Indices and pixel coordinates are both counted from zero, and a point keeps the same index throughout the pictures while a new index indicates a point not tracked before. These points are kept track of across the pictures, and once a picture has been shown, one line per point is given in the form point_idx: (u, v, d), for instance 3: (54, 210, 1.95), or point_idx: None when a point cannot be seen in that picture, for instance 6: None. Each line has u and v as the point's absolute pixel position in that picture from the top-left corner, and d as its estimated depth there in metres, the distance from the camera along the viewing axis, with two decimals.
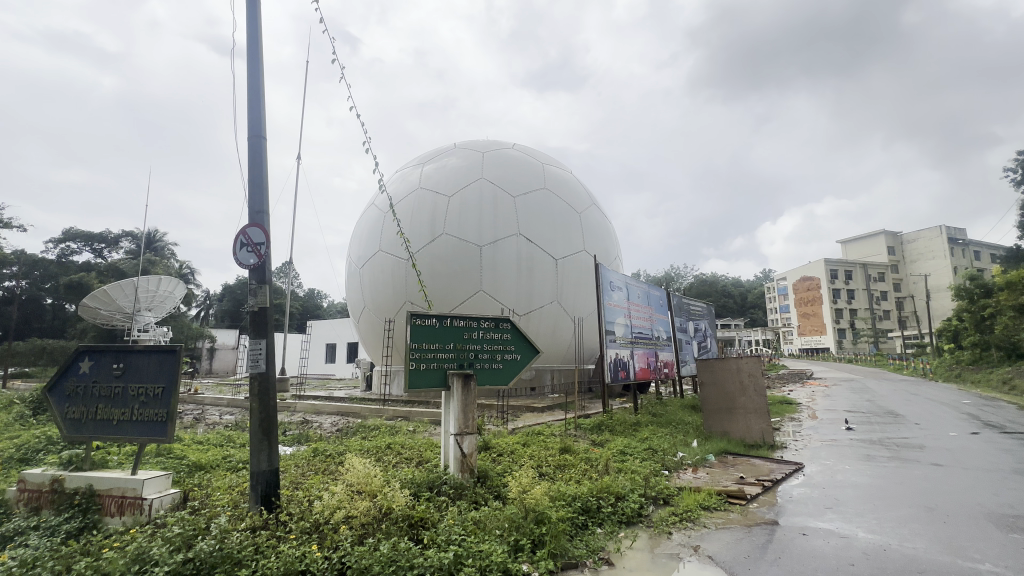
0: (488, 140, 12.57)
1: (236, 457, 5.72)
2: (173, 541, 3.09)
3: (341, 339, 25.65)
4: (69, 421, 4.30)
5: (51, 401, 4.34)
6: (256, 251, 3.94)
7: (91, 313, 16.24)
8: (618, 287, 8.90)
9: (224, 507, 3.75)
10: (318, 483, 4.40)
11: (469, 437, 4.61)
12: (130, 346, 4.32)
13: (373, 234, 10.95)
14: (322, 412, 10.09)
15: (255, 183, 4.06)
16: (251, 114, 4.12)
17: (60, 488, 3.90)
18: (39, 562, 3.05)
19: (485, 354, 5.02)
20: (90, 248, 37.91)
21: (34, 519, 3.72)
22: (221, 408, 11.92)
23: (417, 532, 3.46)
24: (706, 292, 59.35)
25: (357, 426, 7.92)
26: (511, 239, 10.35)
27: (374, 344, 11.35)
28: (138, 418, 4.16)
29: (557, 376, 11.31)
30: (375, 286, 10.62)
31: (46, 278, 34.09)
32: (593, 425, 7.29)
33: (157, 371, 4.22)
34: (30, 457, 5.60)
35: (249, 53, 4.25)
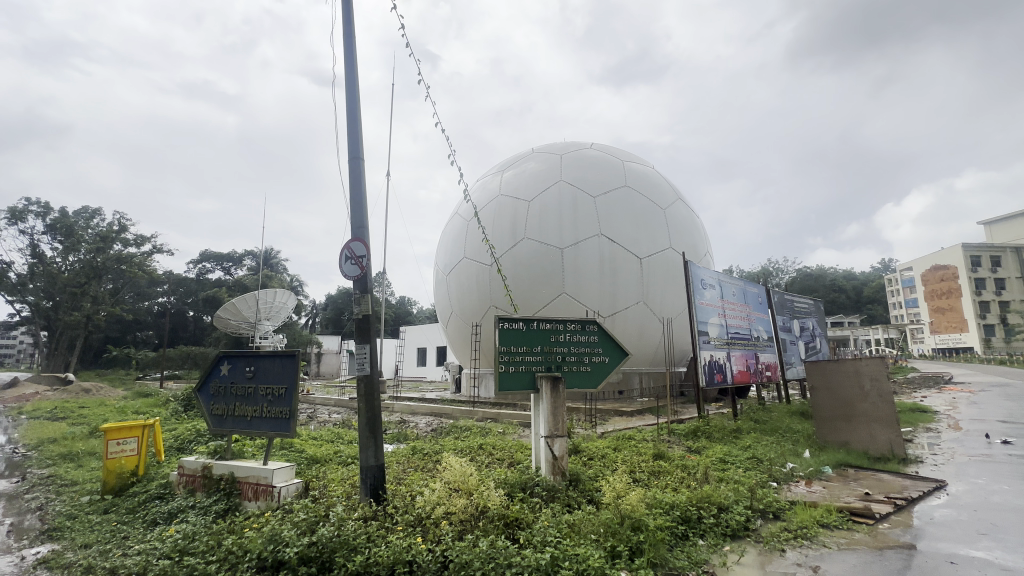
0: (566, 142, 12.53)
1: (347, 453, 6.25)
2: (300, 525, 3.47)
3: (431, 343, 26.99)
4: (214, 417, 5.01)
5: (201, 399, 5.12)
6: (359, 263, 4.31)
7: (223, 323, 18.68)
8: (711, 285, 8.39)
9: (339, 497, 4.13)
10: (419, 479, 4.68)
11: (560, 439, 4.61)
12: (258, 352, 4.92)
13: (458, 242, 11.39)
14: (417, 413, 10.67)
15: (356, 201, 4.45)
16: (350, 139, 4.53)
17: (210, 474, 4.54)
18: (197, 537, 3.60)
19: (573, 355, 5.00)
20: (221, 266, 43.86)
21: (191, 499, 4.39)
22: (330, 407, 13.08)
23: (514, 531, 3.53)
24: (812, 287, 53.79)
25: (450, 426, 8.27)
26: (593, 240, 10.23)
27: (462, 347, 11.77)
28: (267, 414, 4.71)
29: (645, 379, 10.92)
30: (461, 292, 11.03)
31: (188, 293, 39.96)
32: (688, 431, 6.94)
33: (280, 373, 4.75)
34: (185, 446, 6.60)
35: (347, 85, 4.68)
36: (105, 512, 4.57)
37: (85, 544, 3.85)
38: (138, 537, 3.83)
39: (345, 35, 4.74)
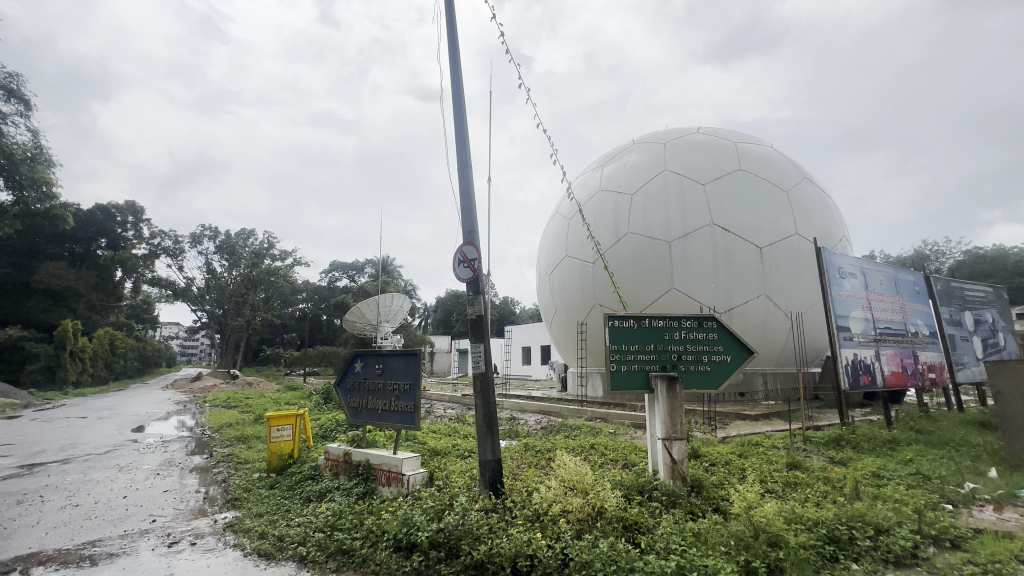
0: (669, 129, 11.84)
1: (464, 446, 6.60)
2: (429, 512, 3.73)
3: (535, 341, 27.38)
4: (352, 408, 5.61)
5: (340, 393, 5.78)
6: (471, 265, 4.53)
7: (351, 326, 20.90)
8: (851, 273, 7.35)
9: (461, 488, 4.35)
10: (534, 476, 4.76)
11: (678, 443, 4.36)
12: (386, 351, 5.40)
13: (559, 241, 11.36)
14: (527, 410, 10.90)
15: (466, 207, 4.67)
16: (459, 149, 4.77)
17: (350, 460, 5.09)
18: (344, 515, 4.06)
19: (689, 354, 4.72)
20: (347, 275, 49.10)
21: (336, 482, 4.96)
22: (445, 403, 13.92)
23: (633, 535, 3.43)
24: (987, 271, 44.43)
25: (559, 424, 8.30)
26: (704, 231, 9.55)
27: (567, 346, 11.75)
28: (396, 408, 5.13)
29: (771, 380, 9.93)
30: (565, 291, 11.01)
31: (322, 299, 45.41)
32: (827, 440, 6.16)
33: (405, 370, 5.16)
34: (328, 434, 7.51)
35: (454, 98, 4.93)
36: (272, 487, 5.36)
37: (258, 513, 4.55)
38: (297, 511, 4.43)
39: (450, 49, 5.01)
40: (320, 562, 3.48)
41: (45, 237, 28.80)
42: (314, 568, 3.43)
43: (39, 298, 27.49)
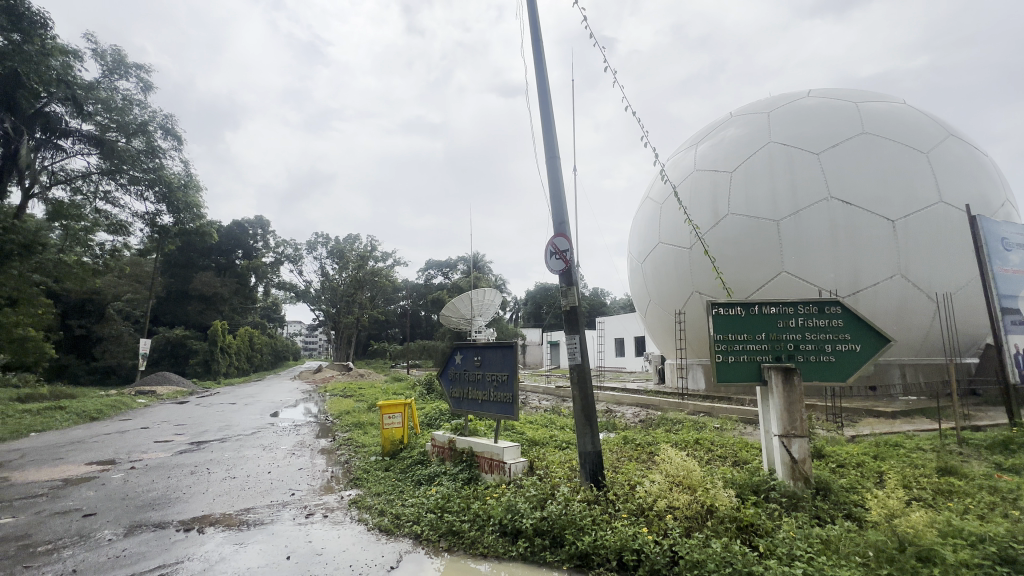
0: (774, 96, 10.72)
1: (561, 437, 6.63)
2: (532, 500, 3.80)
3: (629, 332, 26.65)
4: (454, 398, 5.91)
5: (443, 383, 6.13)
6: (563, 257, 4.53)
7: (448, 320, 22.00)
8: (1019, 245, 6.12)
9: (562, 478, 4.38)
10: (636, 469, 4.64)
11: (798, 440, 3.99)
12: (483, 344, 5.59)
13: (651, 227, 10.87)
14: (623, 403, 10.65)
15: (556, 199, 4.67)
16: (546, 141, 4.78)
17: (454, 447, 5.36)
18: (451, 499, 4.29)
19: (808, 344, 4.27)
20: (441, 272, 51.75)
21: (443, 467, 5.25)
22: (539, 394, 14.10)
23: (750, 537, 3.20)
24: None
25: (659, 418, 8.00)
26: (820, 206, 8.55)
27: (664, 336, 11.25)
28: (495, 398, 5.29)
29: (911, 372, 8.64)
30: (659, 279, 10.53)
31: (420, 296, 48.37)
32: (992, 442, 5.21)
33: (503, 362, 5.31)
34: (433, 422, 8.00)
35: (540, 90, 4.93)
36: (387, 469, 5.85)
37: (377, 493, 4.99)
38: (410, 492, 4.78)
39: (534, 41, 5.01)
40: (432, 540, 3.73)
41: (198, 251, 34.07)
42: (428, 546, 3.67)
43: (196, 302, 32.66)
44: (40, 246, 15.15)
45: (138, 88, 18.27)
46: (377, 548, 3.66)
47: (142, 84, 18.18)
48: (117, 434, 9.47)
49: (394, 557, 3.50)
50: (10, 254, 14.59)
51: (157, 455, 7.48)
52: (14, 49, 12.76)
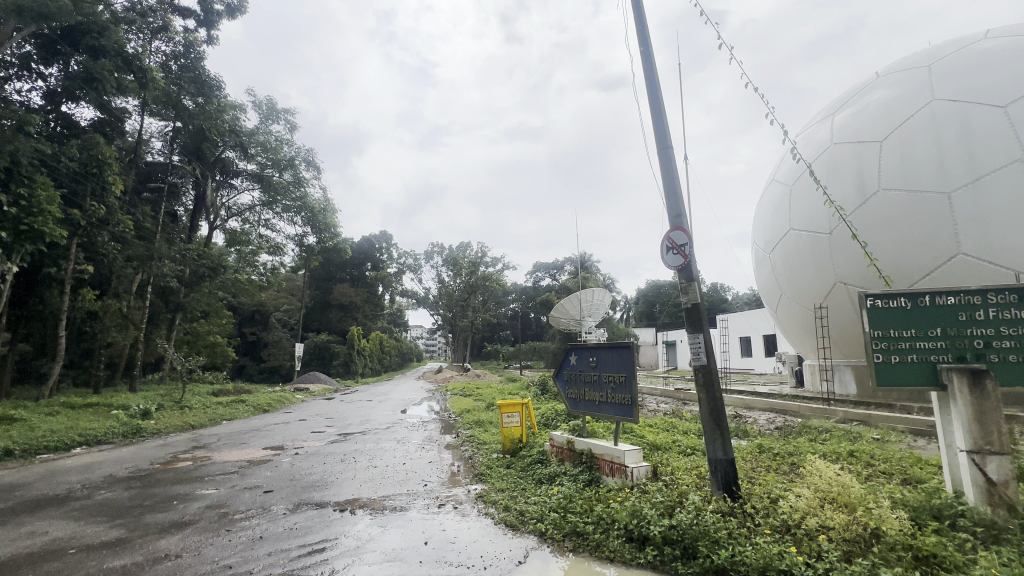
0: (937, 43, 8.93)
1: (685, 442, 6.26)
2: (659, 506, 3.64)
3: (756, 331, 24.27)
4: (570, 399, 5.93)
5: (559, 384, 6.19)
6: (681, 252, 4.30)
7: (558, 322, 22.16)
8: None
9: (690, 486, 4.12)
10: (777, 481, 4.20)
11: (996, 458, 3.28)
12: (599, 344, 5.52)
13: (779, 213, 9.78)
14: (754, 407, 9.70)
15: (670, 191, 4.44)
16: (657, 131, 4.58)
17: (573, 448, 5.36)
18: (572, 500, 4.29)
19: (1005, 340, 3.48)
20: (549, 274, 52.39)
21: (563, 467, 5.28)
22: (657, 397, 13.49)
23: (932, 570, 2.70)
24: None
25: (800, 425, 7.14)
26: (1011, 171, 6.94)
27: (800, 334, 10.03)
28: (612, 400, 5.16)
29: None
30: (792, 270, 9.43)
31: (530, 299, 49.45)
32: None
33: (619, 362, 5.18)
34: (549, 422, 8.11)
35: (647, 80, 4.73)
36: (509, 467, 6.05)
37: (501, 489, 5.18)
38: (532, 490, 4.88)
39: (639, 29, 4.82)
40: (557, 539, 3.76)
41: (336, 265, 38.75)
42: (553, 544, 3.71)
43: (337, 311, 37.22)
44: (223, 268, 18.50)
45: (286, 129, 21.38)
46: (505, 542, 3.79)
47: (290, 125, 21.26)
48: (283, 424, 11.17)
49: (522, 552, 3.60)
50: (203, 275, 18.02)
51: (314, 444, 8.65)
52: (200, 111, 15.78)
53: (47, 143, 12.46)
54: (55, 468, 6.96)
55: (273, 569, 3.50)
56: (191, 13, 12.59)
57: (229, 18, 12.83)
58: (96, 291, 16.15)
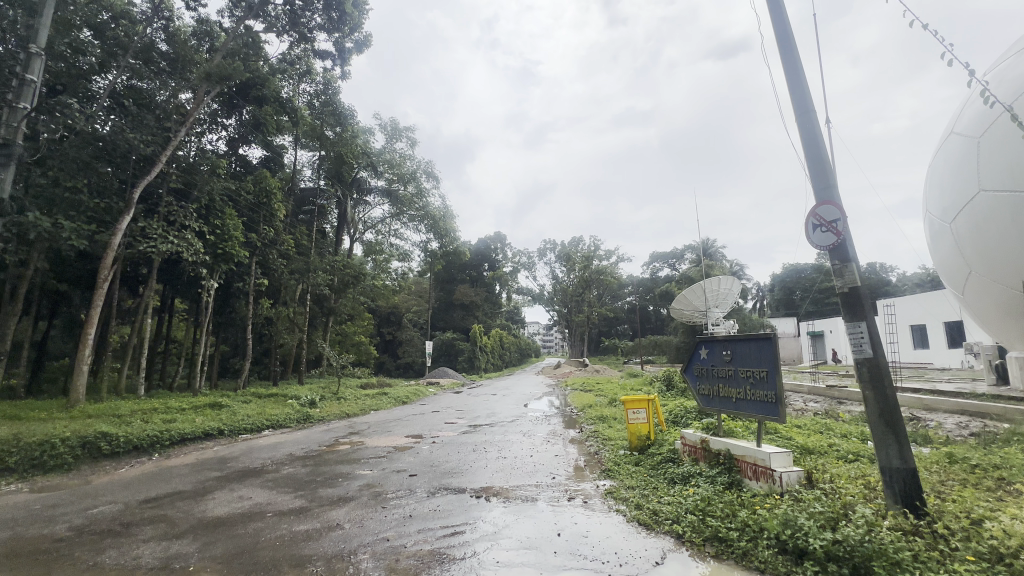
0: None
1: (846, 447, 5.46)
2: (818, 518, 3.23)
3: (935, 318, 20.21)
4: (702, 396, 5.54)
5: (688, 379, 5.83)
6: (833, 229, 3.76)
7: (680, 314, 20.93)
8: None
9: (857, 497, 3.59)
10: (980, 499, 3.44)
11: None
12: (733, 336, 5.08)
13: (960, 173, 8.02)
14: (937, 409, 8.11)
15: (814, 162, 3.94)
16: (795, 95, 4.08)
17: (708, 448, 5.02)
18: (710, 503, 4.01)
19: None
20: (668, 265, 49.78)
21: (698, 468, 4.96)
22: (804, 395, 12.00)
23: None
24: None
25: (1006, 432, 5.79)
26: None
27: (1000, 320, 8.12)
28: (752, 397, 4.70)
29: None
30: (984, 241, 7.66)
31: (649, 291, 47.72)
32: None
33: (759, 356, 4.69)
34: (678, 419, 7.71)
35: (780, 39, 4.22)
36: (637, 464, 5.89)
37: (631, 486, 5.05)
38: (665, 490, 4.67)
39: None
40: (697, 543, 3.55)
41: (457, 267, 41.33)
42: (692, 548, 3.51)
43: (460, 310, 39.68)
44: (363, 276, 20.89)
45: (408, 146, 23.36)
46: (640, 541, 3.69)
47: (411, 141, 23.19)
48: (421, 415, 12.28)
49: (658, 552, 3.47)
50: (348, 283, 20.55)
51: (448, 434, 9.35)
52: (338, 138, 17.98)
53: (232, 181, 15.25)
54: (252, 445, 8.52)
55: (422, 545, 3.86)
56: (328, 54, 14.38)
57: (358, 52, 14.36)
58: (271, 301, 19.42)
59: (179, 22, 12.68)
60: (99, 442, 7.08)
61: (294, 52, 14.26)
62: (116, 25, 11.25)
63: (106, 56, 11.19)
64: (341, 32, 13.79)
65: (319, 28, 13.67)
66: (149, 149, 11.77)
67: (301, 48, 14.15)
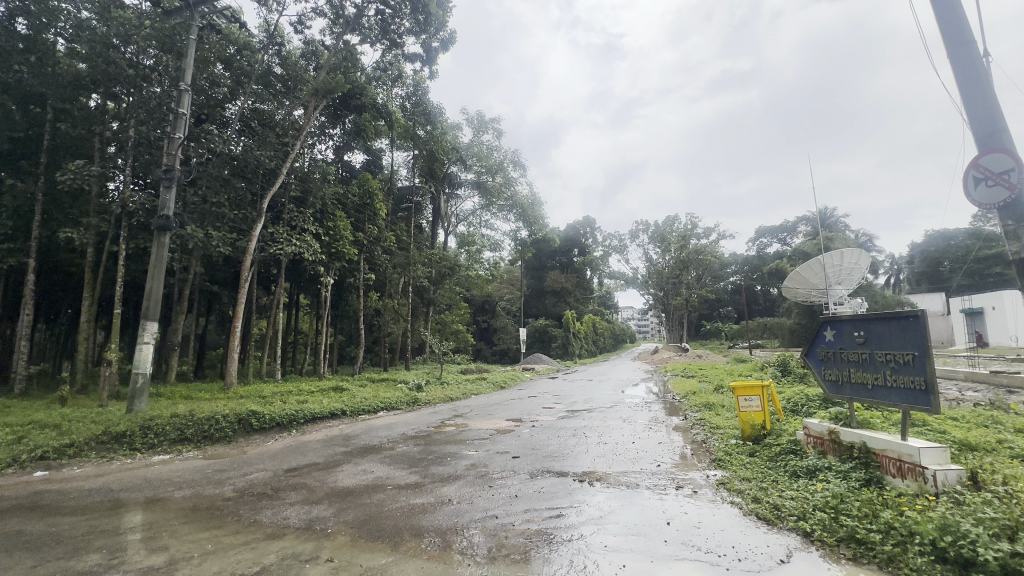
0: None
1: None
2: (989, 526, 2.74)
3: None
4: (829, 382, 4.96)
5: (811, 363, 5.25)
6: (1001, 182, 3.16)
7: (793, 293, 18.98)
8: None
9: None
10: None
11: None
12: (867, 315, 4.46)
13: None
14: None
15: (979, 108, 3.44)
16: (948, 31, 3.54)
17: (838, 440, 4.51)
18: (844, 501, 3.60)
19: None
20: (778, 239, 45.34)
21: (826, 461, 4.47)
22: (960, 384, 10.25)
23: None
24: None
25: None
26: None
27: None
28: (893, 383, 4.11)
29: None
30: None
31: (755, 270, 43.92)
32: None
33: (902, 338, 4.07)
34: (798, 408, 7.02)
35: None
36: (752, 455, 5.47)
37: (746, 478, 4.70)
38: (788, 484, 4.27)
39: None
40: (829, 543, 3.21)
41: (546, 254, 41.47)
42: (824, 548, 3.18)
43: (551, 297, 39.83)
44: (458, 267, 21.81)
45: (494, 137, 23.79)
46: (760, 537, 3.43)
47: (496, 131, 23.55)
48: (519, 400, 12.61)
49: (782, 550, 3.20)
50: (445, 274, 21.60)
51: (547, 418, 9.48)
52: (429, 137, 18.86)
53: (340, 186, 16.75)
54: (370, 425, 9.40)
55: (529, 524, 3.97)
56: (417, 57, 15.05)
57: (444, 51, 14.85)
58: (379, 293, 21.11)
59: (290, 45, 14.05)
60: (251, 419, 8.28)
61: (386, 59, 15.12)
62: (241, 57, 12.78)
63: (235, 85, 12.82)
64: (427, 34, 14.32)
65: (408, 32, 14.32)
66: (273, 163, 13.34)
67: (392, 55, 14.96)
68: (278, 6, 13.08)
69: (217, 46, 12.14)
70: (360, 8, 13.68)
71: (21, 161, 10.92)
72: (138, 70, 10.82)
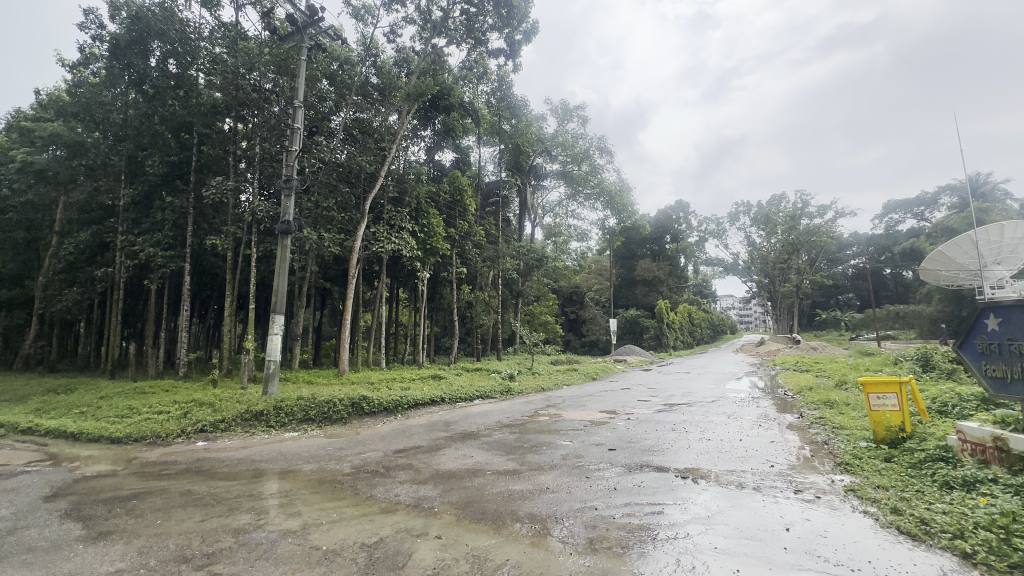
0: None
1: None
2: None
3: None
4: (992, 379, 4.16)
5: (967, 357, 4.39)
6: None
7: (935, 275, 16.35)
8: None
9: None
10: None
11: None
12: None
13: None
14: None
15: None
16: None
17: (1006, 448, 3.80)
18: (1019, 520, 3.01)
19: None
20: (912, 214, 39.31)
21: (989, 472, 3.78)
22: None
23: None
24: None
25: None
26: None
27: None
28: None
29: None
30: None
31: (883, 250, 38.54)
32: None
33: None
34: (946, 409, 6.03)
35: None
36: (889, 460, 4.80)
37: (882, 486, 4.14)
38: (938, 496, 3.68)
39: None
40: (998, 568, 2.72)
41: (636, 242, 40.04)
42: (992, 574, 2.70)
43: (641, 286, 38.39)
44: (546, 258, 21.86)
45: (579, 125, 23.38)
46: (903, 553, 3.00)
47: (581, 119, 23.08)
48: (612, 392, 12.36)
49: (934, 571, 2.78)
50: (533, 266, 21.77)
51: (643, 411, 9.15)
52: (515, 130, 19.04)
53: (433, 185, 17.57)
54: (467, 412, 9.80)
55: (630, 518, 3.88)
56: (501, 52, 15.24)
57: (527, 42, 14.85)
58: (470, 286, 21.89)
59: (384, 55, 14.87)
60: (362, 403, 9.06)
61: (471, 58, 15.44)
62: (342, 71, 13.80)
63: (339, 98, 13.97)
64: (510, 27, 14.51)
65: (491, 29, 14.57)
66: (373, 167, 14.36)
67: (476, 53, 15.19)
68: (373, 19, 13.99)
69: (323, 64, 13.31)
70: (446, 10, 14.14)
71: (177, 180, 13.10)
72: (261, 93, 11.97)
